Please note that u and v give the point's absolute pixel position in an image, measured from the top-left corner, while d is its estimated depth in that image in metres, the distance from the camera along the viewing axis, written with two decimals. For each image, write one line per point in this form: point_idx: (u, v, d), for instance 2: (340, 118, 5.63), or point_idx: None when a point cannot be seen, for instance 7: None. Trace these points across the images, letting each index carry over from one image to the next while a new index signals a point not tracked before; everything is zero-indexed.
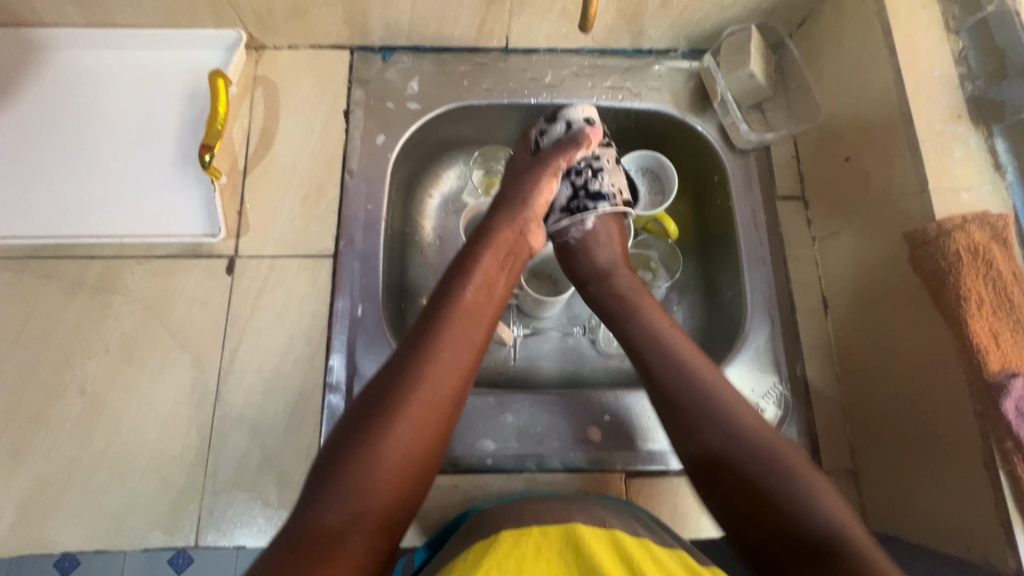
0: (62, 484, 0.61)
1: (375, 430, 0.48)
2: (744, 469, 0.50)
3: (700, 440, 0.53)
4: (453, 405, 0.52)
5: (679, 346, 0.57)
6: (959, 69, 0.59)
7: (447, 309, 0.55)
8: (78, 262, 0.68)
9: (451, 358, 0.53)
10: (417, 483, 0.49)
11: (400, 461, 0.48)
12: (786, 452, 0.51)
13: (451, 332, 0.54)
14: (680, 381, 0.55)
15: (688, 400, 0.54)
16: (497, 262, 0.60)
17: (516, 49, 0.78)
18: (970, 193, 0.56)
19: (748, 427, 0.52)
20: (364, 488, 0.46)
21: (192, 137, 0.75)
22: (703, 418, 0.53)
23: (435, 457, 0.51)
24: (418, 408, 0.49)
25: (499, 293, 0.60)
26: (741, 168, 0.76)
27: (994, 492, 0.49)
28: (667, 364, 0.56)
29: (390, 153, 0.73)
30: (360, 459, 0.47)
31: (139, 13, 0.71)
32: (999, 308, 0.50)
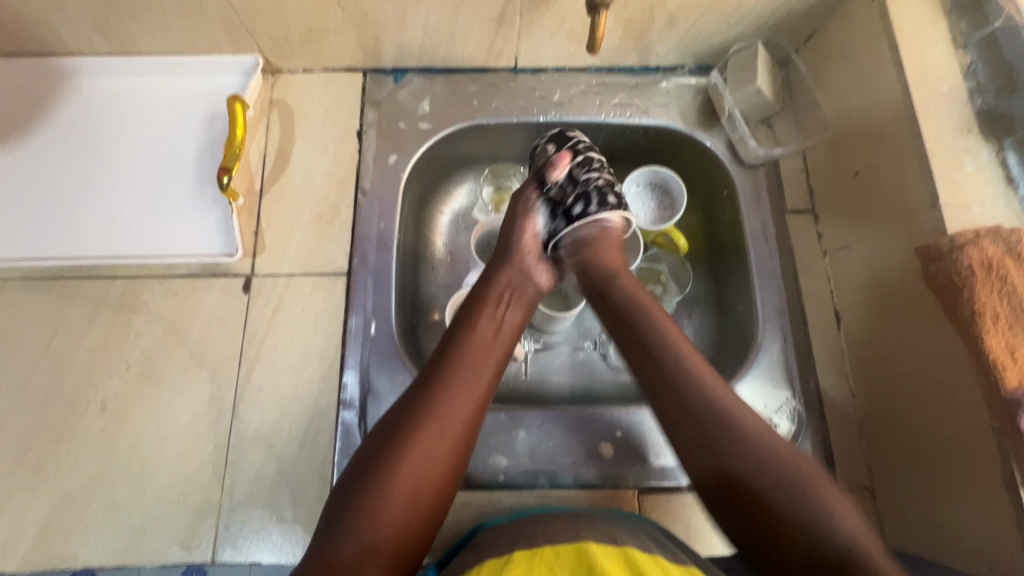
0: (83, 500, 0.62)
1: (387, 463, 0.49)
2: (759, 484, 0.48)
3: (709, 449, 0.50)
4: (468, 436, 0.53)
5: (681, 353, 0.56)
6: (967, 84, 0.60)
7: (457, 343, 0.57)
8: (101, 282, 0.70)
9: (461, 391, 0.54)
10: (429, 518, 0.49)
11: (411, 494, 0.48)
12: (800, 471, 0.48)
13: (462, 365, 0.55)
14: (688, 389, 0.53)
15: (704, 409, 0.52)
16: (505, 299, 0.62)
17: (525, 69, 0.79)
18: (982, 207, 0.55)
19: (764, 444, 0.49)
20: (376, 521, 0.47)
21: (211, 160, 0.77)
22: (714, 427, 0.51)
23: (449, 491, 0.51)
24: (429, 441, 0.50)
25: (510, 328, 0.61)
26: (750, 183, 0.76)
27: (1016, 511, 0.48)
28: (677, 374, 0.54)
29: (402, 172, 0.75)
30: (371, 492, 0.47)
31: (161, 41, 0.74)
32: (1015, 324, 0.50)
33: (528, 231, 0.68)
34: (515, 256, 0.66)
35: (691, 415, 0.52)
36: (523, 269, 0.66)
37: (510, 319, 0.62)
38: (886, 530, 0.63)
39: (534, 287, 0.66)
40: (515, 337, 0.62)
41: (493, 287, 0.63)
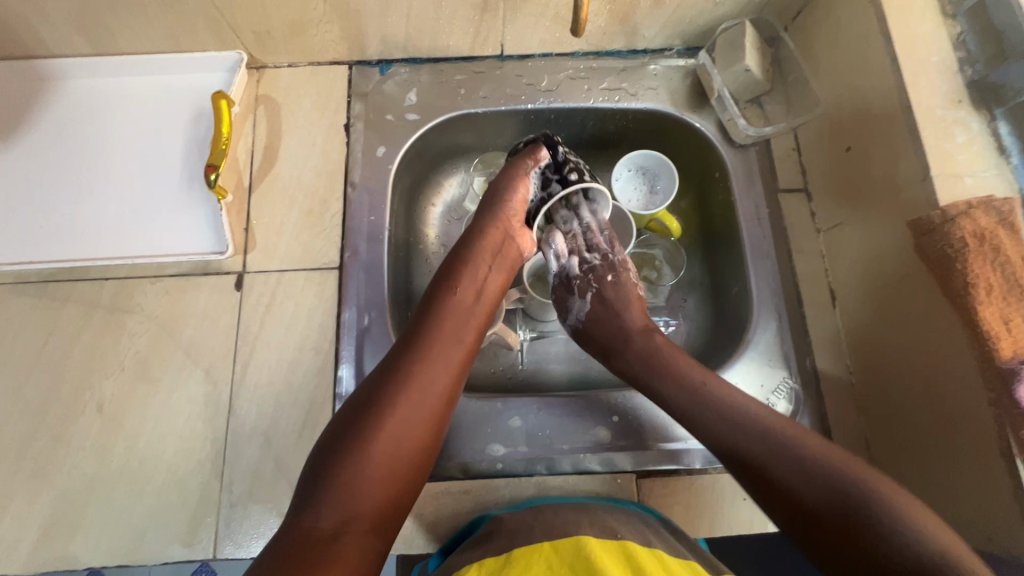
0: (84, 501, 0.62)
1: (366, 432, 0.49)
2: (773, 463, 0.51)
3: (723, 442, 0.54)
4: (445, 403, 0.54)
5: (682, 364, 0.60)
6: (957, 54, 0.59)
7: (438, 311, 0.58)
8: (93, 283, 0.69)
9: (440, 358, 0.54)
10: (408, 483, 0.51)
11: (390, 459, 0.49)
12: (821, 450, 0.50)
13: (441, 333, 0.56)
14: (688, 398, 0.57)
15: (709, 417, 0.56)
16: (488, 266, 0.63)
17: (511, 56, 0.79)
18: (974, 178, 0.55)
19: (767, 425, 0.53)
20: (356, 487, 0.47)
21: (199, 158, 0.77)
22: (720, 425, 0.55)
23: (428, 456, 0.52)
24: (409, 409, 0.51)
25: (490, 294, 0.62)
26: (742, 163, 0.75)
27: (1013, 480, 0.48)
28: (676, 385, 0.58)
29: (391, 164, 0.74)
30: (351, 459, 0.48)
31: (144, 39, 0.74)
32: (1009, 294, 0.49)
33: (516, 198, 0.67)
34: (500, 219, 0.65)
35: (692, 420, 0.57)
36: (505, 232, 0.65)
37: (491, 285, 0.62)
38: None
39: (516, 250, 0.66)
40: (495, 303, 0.63)
41: (474, 251, 0.63)
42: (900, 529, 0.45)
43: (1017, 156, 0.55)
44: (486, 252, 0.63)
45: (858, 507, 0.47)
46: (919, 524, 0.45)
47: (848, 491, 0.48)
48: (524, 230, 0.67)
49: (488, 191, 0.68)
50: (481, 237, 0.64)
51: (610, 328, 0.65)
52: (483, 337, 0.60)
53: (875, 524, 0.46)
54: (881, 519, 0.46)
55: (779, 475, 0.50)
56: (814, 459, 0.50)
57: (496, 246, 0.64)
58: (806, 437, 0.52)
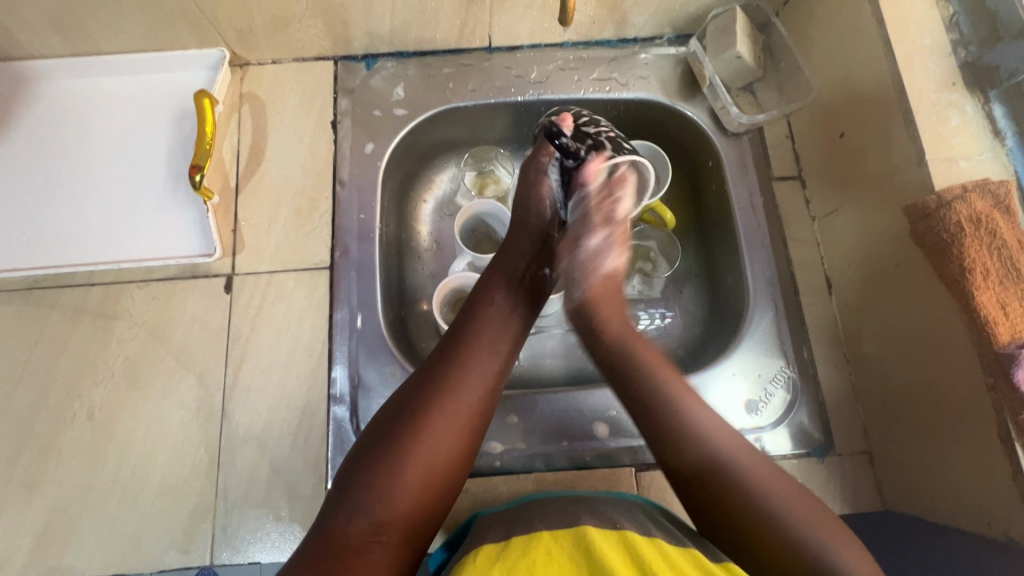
0: (77, 511, 0.62)
1: (403, 440, 0.48)
2: (729, 485, 0.48)
3: (681, 459, 0.50)
4: (481, 416, 0.52)
5: (665, 373, 0.54)
6: (950, 36, 0.58)
7: (475, 319, 0.56)
8: (79, 290, 0.68)
9: (478, 368, 0.53)
10: (443, 496, 0.49)
11: (426, 470, 0.48)
12: (761, 474, 0.48)
13: (480, 342, 0.54)
14: (665, 406, 0.52)
15: (681, 434, 0.51)
16: (528, 279, 0.61)
17: (500, 48, 0.77)
18: (970, 161, 0.54)
19: (720, 447, 0.50)
20: (389, 497, 0.46)
21: (183, 159, 0.75)
22: (688, 443, 0.50)
23: (464, 468, 0.51)
24: (446, 418, 0.49)
25: (527, 302, 0.60)
26: (736, 152, 0.75)
27: (1011, 465, 0.48)
28: (658, 394, 0.53)
29: (380, 161, 0.73)
30: (386, 467, 0.47)
31: (123, 39, 0.72)
32: (1005, 277, 0.49)
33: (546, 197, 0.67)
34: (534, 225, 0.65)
35: (666, 432, 0.51)
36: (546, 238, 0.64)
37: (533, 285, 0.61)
38: (884, 494, 0.63)
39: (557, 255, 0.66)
40: (535, 313, 0.61)
41: (513, 258, 0.62)
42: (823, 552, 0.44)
43: (1012, 137, 0.55)
44: (526, 259, 0.62)
45: (792, 528, 0.45)
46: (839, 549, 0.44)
47: (773, 515, 0.46)
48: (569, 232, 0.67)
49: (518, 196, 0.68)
50: (521, 243, 0.63)
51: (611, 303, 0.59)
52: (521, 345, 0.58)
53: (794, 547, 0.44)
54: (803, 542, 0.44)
55: (731, 502, 0.47)
56: (754, 482, 0.48)
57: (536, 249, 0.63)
58: (750, 459, 0.50)
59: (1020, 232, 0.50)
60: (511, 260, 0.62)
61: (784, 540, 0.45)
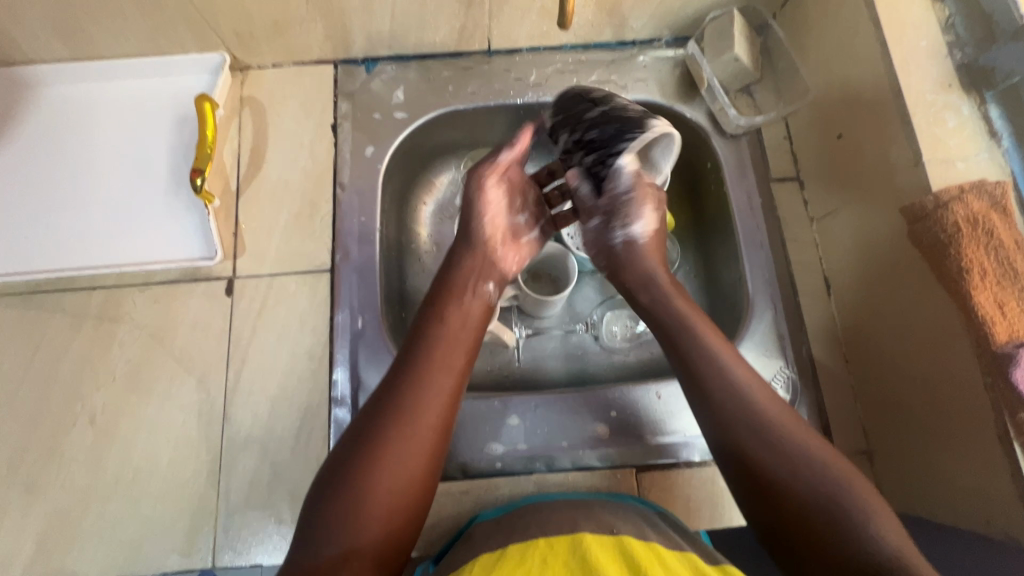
0: (79, 514, 0.62)
1: (362, 464, 0.47)
2: (782, 457, 0.48)
3: (736, 437, 0.49)
4: (440, 427, 0.51)
5: (717, 349, 0.54)
6: (946, 38, 0.58)
7: (428, 336, 0.56)
8: (80, 294, 0.68)
9: (432, 382, 0.53)
10: (412, 513, 0.48)
11: (390, 489, 0.47)
12: (813, 447, 0.48)
13: (432, 357, 0.54)
14: (721, 384, 0.52)
15: (734, 410, 0.50)
16: (474, 294, 0.61)
17: (499, 51, 0.78)
18: (966, 162, 0.55)
19: (775, 423, 0.49)
20: (354, 522, 0.45)
21: (184, 162, 0.75)
22: (745, 423, 0.49)
23: (429, 483, 0.50)
24: (404, 437, 0.49)
25: (481, 314, 0.61)
26: (734, 153, 0.75)
27: (1011, 464, 0.48)
28: (712, 371, 0.53)
29: (380, 164, 0.74)
30: (348, 493, 0.46)
31: (123, 43, 0.72)
32: (1003, 277, 0.49)
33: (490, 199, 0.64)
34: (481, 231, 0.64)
35: (721, 410, 0.51)
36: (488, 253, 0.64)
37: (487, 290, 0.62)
38: (884, 493, 0.63)
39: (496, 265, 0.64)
40: (486, 323, 0.61)
41: (461, 278, 0.61)
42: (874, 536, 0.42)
43: (1009, 138, 0.55)
44: (474, 268, 0.62)
45: (841, 507, 0.44)
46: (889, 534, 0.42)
47: (820, 481, 0.46)
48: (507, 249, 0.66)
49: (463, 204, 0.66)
50: (463, 260, 0.63)
51: (639, 273, 0.62)
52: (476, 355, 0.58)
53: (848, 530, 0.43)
54: (862, 525, 0.43)
55: (780, 481, 0.46)
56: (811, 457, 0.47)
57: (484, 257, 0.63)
58: (815, 443, 0.48)
59: (1017, 232, 0.50)
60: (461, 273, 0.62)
61: (834, 517, 0.43)
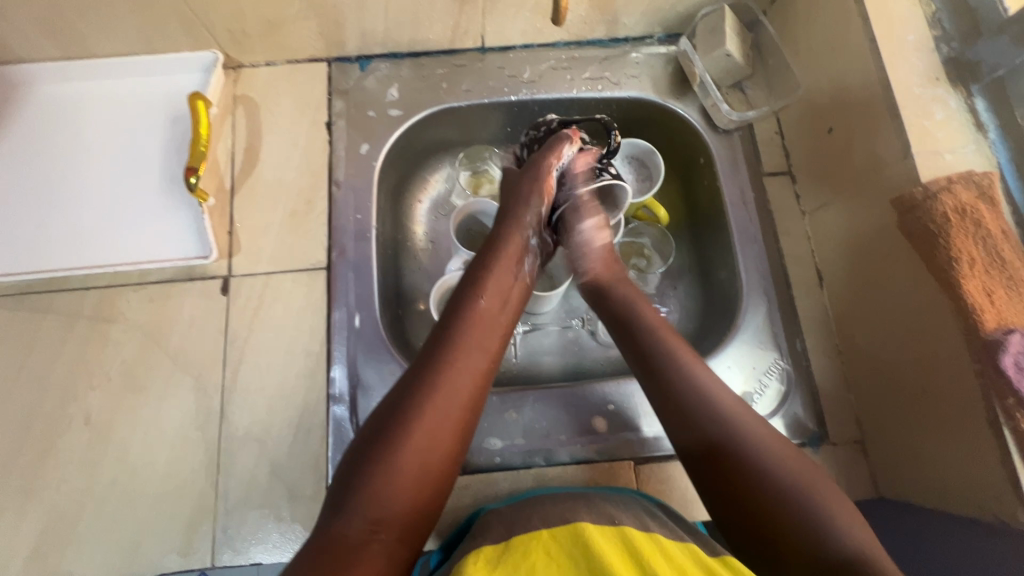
0: (75, 516, 0.61)
1: (393, 441, 0.47)
2: (743, 460, 0.48)
3: (704, 438, 0.50)
4: (472, 410, 0.51)
5: (681, 349, 0.56)
6: (933, 33, 0.59)
7: (465, 318, 0.55)
8: (74, 294, 0.68)
9: (467, 366, 0.52)
10: (439, 494, 0.48)
11: (420, 468, 0.47)
12: (766, 445, 0.49)
13: (467, 337, 0.54)
14: (683, 382, 0.53)
15: (704, 412, 0.51)
16: (513, 278, 0.61)
17: (492, 48, 0.78)
18: (954, 153, 0.56)
19: (738, 421, 0.50)
20: (381, 494, 0.45)
21: (177, 161, 0.75)
22: (709, 421, 0.50)
23: (454, 469, 0.50)
24: (435, 419, 0.48)
25: (513, 303, 0.60)
26: (726, 149, 0.76)
27: (1000, 449, 0.49)
28: (671, 371, 0.54)
29: (375, 161, 0.74)
30: (379, 468, 0.46)
31: (115, 42, 0.72)
32: (991, 266, 0.51)
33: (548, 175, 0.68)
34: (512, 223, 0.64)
35: (681, 411, 0.52)
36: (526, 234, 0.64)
37: (523, 276, 0.62)
38: (878, 482, 0.64)
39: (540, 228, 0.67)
40: (516, 314, 0.60)
41: (495, 258, 0.61)
42: (834, 529, 0.44)
43: (995, 131, 0.56)
44: (509, 256, 0.62)
45: (806, 498, 0.45)
46: (850, 527, 0.44)
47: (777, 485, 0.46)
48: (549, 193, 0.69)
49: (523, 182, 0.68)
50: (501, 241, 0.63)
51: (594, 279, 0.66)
52: (508, 341, 0.58)
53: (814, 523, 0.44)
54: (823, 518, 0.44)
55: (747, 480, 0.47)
56: (765, 454, 0.48)
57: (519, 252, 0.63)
58: (775, 440, 0.50)
59: (1003, 221, 0.52)
60: (498, 258, 0.61)
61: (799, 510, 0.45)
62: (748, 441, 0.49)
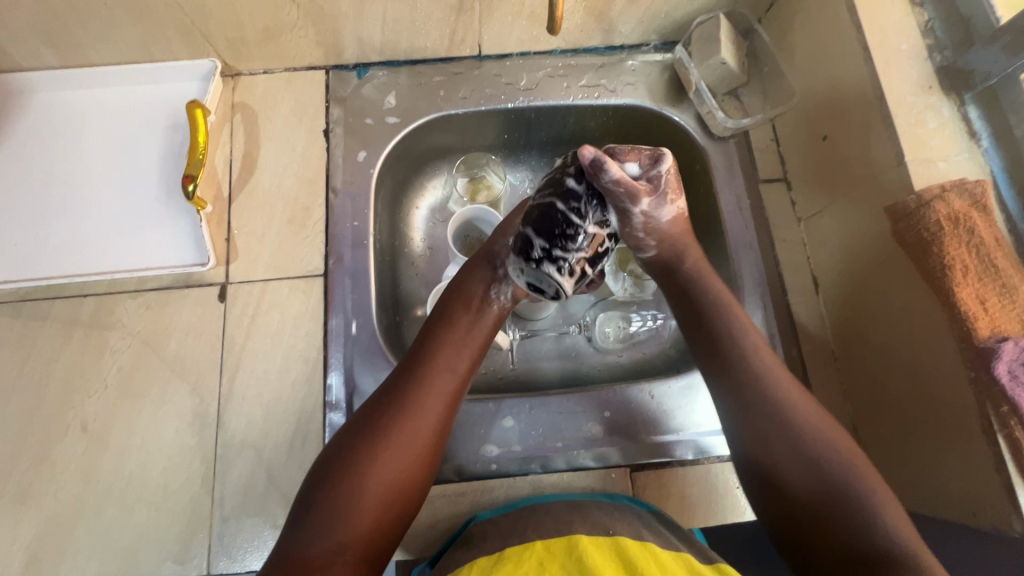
0: (71, 523, 0.61)
1: (356, 465, 0.47)
2: (798, 460, 0.48)
3: (760, 440, 0.50)
4: (439, 435, 0.52)
5: (742, 336, 0.54)
6: (926, 42, 0.60)
7: (433, 343, 0.55)
8: (71, 301, 0.68)
9: (435, 388, 0.52)
10: (405, 513, 0.49)
11: (384, 493, 0.47)
12: (825, 440, 0.48)
13: (436, 359, 0.54)
14: (746, 373, 0.52)
15: (763, 411, 0.50)
16: (485, 299, 0.59)
17: (489, 56, 0.79)
18: (947, 162, 0.56)
19: (796, 417, 0.50)
20: (343, 517, 0.45)
21: (175, 169, 0.75)
22: (767, 416, 0.50)
23: (422, 489, 0.51)
24: (401, 445, 0.49)
25: (485, 322, 0.59)
26: (723, 156, 0.76)
27: (995, 458, 0.49)
28: (729, 363, 0.53)
29: (373, 168, 0.74)
30: (342, 492, 0.46)
31: (114, 50, 0.72)
32: (984, 274, 0.51)
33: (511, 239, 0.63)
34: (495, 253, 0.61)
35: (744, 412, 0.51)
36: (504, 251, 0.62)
37: (502, 301, 0.60)
38: None
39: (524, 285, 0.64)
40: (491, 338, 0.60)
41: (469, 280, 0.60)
42: (879, 524, 0.44)
43: (988, 139, 0.57)
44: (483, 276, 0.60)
45: (849, 492, 0.46)
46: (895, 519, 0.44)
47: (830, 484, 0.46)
48: None
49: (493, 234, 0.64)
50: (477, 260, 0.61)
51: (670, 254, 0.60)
52: (480, 361, 0.58)
53: (853, 518, 0.45)
54: (868, 515, 0.44)
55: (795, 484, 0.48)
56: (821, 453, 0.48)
57: (494, 284, 0.60)
58: (837, 436, 0.49)
59: (996, 229, 0.52)
60: (470, 278, 0.60)
61: (845, 509, 0.45)
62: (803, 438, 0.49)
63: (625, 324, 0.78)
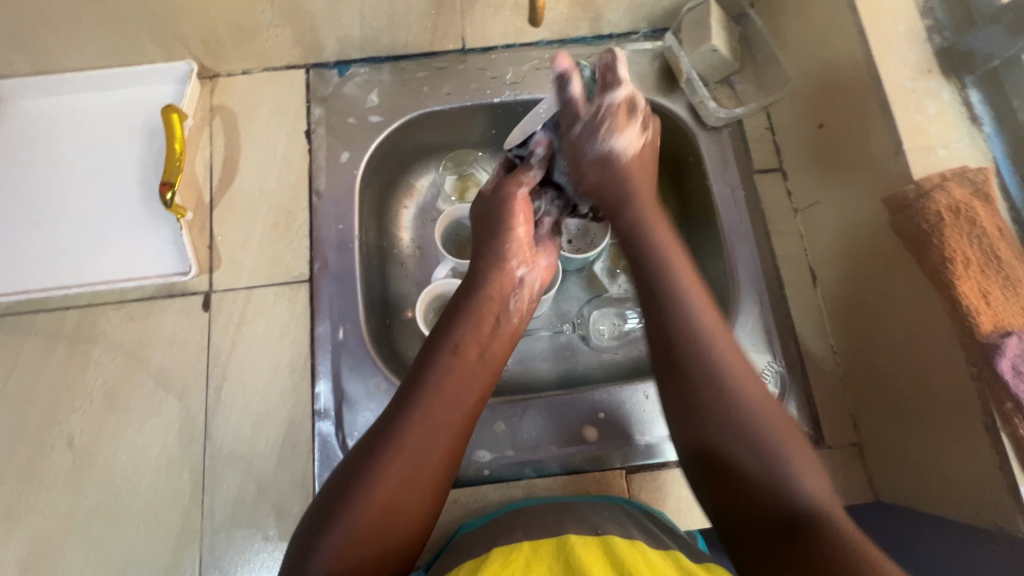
0: (60, 540, 0.61)
1: (359, 493, 0.46)
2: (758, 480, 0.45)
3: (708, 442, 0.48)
4: (446, 468, 0.50)
5: (714, 338, 0.51)
6: (924, 22, 0.57)
7: (440, 369, 0.53)
8: (53, 315, 0.67)
9: (439, 416, 0.50)
10: (410, 545, 0.47)
11: (386, 525, 0.45)
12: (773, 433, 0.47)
13: (444, 389, 0.52)
14: (709, 371, 0.50)
15: (719, 412, 0.48)
16: (495, 316, 0.58)
17: (473, 49, 0.76)
18: (948, 149, 0.53)
19: (762, 425, 0.47)
20: (343, 545, 0.44)
21: (155, 175, 0.74)
22: (720, 421, 0.48)
23: (428, 522, 0.49)
24: (406, 477, 0.47)
25: (495, 346, 0.57)
26: (715, 146, 0.74)
27: (997, 454, 0.48)
28: (702, 363, 0.50)
29: (356, 169, 0.72)
30: (344, 520, 0.44)
31: (86, 56, 0.70)
32: (987, 266, 0.49)
33: (519, 229, 0.61)
34: (507, 250, 0.60)
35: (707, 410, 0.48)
36: (512, 261, 0.60)
37: (519, 306, 0.60)
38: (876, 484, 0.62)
39: (533, 283, 0.62)
40: (503, 362, 0.58)
41: (479, 297, 0.58)
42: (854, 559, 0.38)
43: (989, 124, 0.55)
44: (495, 291, 0.59)
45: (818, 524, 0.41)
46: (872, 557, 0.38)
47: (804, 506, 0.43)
48: (529, 267, 0.62)
49: (487, 227, 0.62)
50: (487, 277, 0.59)
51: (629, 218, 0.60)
52: (489, 391, 0.56)
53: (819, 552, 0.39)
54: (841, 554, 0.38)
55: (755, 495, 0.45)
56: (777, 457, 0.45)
57: (509, 287, 0.60)
58: (772, 416, 0.48)
59: (999, 219, 0.50)
60: (477, 294, 0.58)
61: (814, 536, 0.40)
62: (761, 458, 0.45)
63: (619, 322, 0.77)
